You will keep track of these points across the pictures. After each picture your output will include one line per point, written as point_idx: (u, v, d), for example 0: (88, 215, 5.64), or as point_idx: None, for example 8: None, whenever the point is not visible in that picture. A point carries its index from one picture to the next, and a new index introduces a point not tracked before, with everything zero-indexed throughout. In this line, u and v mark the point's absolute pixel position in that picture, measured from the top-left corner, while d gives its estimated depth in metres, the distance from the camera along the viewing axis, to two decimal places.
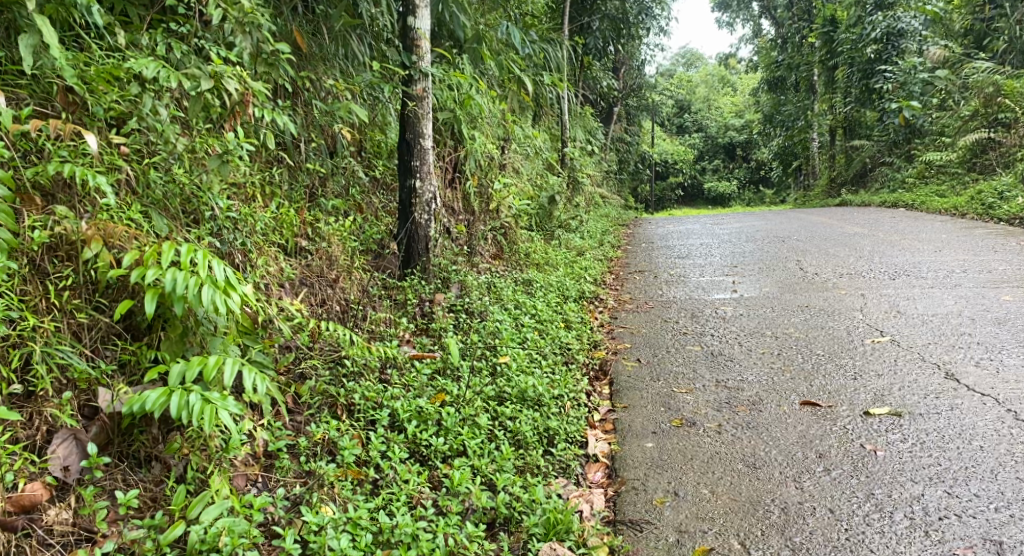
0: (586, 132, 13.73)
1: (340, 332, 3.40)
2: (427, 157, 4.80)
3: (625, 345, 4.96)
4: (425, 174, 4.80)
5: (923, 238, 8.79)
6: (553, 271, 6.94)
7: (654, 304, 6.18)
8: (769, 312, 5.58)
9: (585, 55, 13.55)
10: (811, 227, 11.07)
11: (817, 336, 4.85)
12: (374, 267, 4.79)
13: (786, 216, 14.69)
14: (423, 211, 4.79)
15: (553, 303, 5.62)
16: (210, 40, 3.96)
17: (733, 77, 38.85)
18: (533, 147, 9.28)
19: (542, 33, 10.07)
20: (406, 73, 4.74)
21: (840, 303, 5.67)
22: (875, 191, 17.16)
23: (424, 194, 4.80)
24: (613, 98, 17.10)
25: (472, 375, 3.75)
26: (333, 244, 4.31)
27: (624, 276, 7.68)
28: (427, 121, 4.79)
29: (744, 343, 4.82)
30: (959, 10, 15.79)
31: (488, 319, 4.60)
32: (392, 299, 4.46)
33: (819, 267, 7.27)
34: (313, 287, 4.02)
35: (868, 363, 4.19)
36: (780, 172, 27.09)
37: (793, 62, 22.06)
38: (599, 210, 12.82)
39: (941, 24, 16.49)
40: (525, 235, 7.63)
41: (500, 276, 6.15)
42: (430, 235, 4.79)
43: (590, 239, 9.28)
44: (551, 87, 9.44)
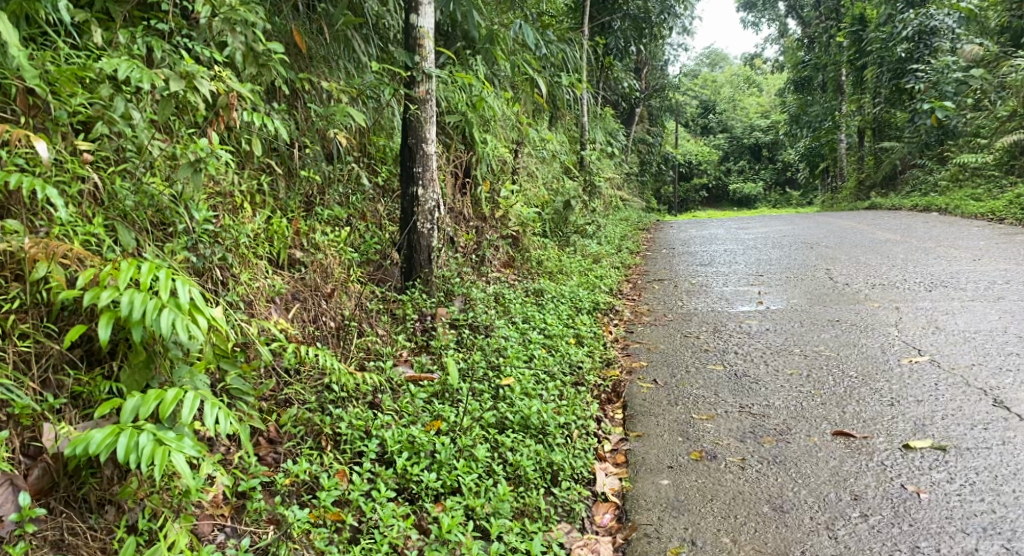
0: (606, 134, 13.41)
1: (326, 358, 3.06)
2: (431, 163, 4.55)
3: (641, 363, 4.65)
4: (428, 181, 4.54)
5: (959, 245, 8.38)
6: (567, 280, 6.64)
7: (673, 317, 5.86)
8: (796, 327, 5.24)
9: (606, 55, 13.23)
10: (840, 233, 10.67)
11: (849, 355, 4.51)
12: (374, 279, 4.55)
13: (813, 220, 14.26)
14: (426, 220, 4.55)
15: (565, 316, 5.33)
16: (197, 39, 3.71)
17: (759, 78, 38.27)
18: (549, 151, 9.00)
19: (560, 33, 9.78)
20: (408, 74, 4.48)
21: (873, 318, 5.32)
22: (906, 194, 16.68)
23: (427, 201, 4.55)
24: (634, 99, 16.76)
25: (472, 400, 3.47)
26: (329, 255, 4.03)
27: (642, 285, 7.37)
28: (431, 125, 4.53)
29: (770, 363, 4.49)
30: (994, 8, 15.27)
31: (493, 335, 4.32)
32: (391, 315, 4.20)
33: (849, 277, 6.91)
34: (305, 302, 3.75)
35: (906, 387, 3.85)
36: (806, 173, 26.54)
37: (820, 62, 21.57)
38: (619, 214, 12.50)
39: (976, 22, 15.99)
40: (539, 242, 7.34)
41: (510, 287, 5.87)
42: (434, 245, 4.54)
43: (608, 245, 8.97)
44: (569, 88, 9.16)
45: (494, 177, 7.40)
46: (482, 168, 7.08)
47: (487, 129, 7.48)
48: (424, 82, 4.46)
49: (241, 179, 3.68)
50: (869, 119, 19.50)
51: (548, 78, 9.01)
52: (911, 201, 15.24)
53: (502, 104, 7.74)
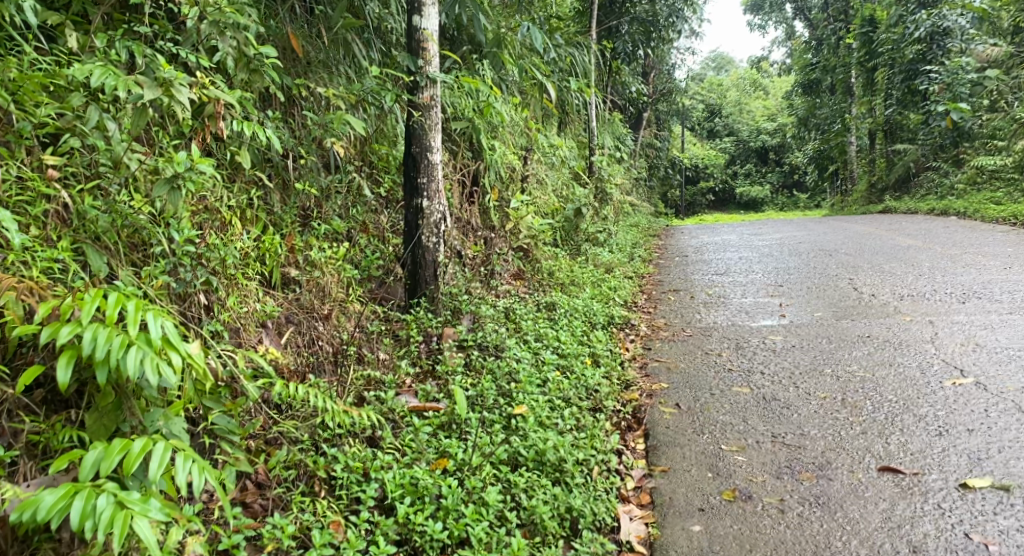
0: (615, 139, 13.12)
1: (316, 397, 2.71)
2: (436, 173, 4.26)
3: (662, 385, 4.34)
4: (433, 192, 4.26)
5: (985, 252, 8.06)
6: (580, 292, 6.36)
7: (692, 332, 5.56)
8: (825, 343, 4.93)
9: (613, 59, 12.97)
10: (859, 239, 10.35)
11: (885, 376, 4.20)
12: (375, 298, 4.27)
13: (827, 225, 13.93)
14: (431, 234, 4.26)
15: (579, 333, 5.03)
16: (183, 44, 3.44)
17: (766, 81, 37.96)
18: (558, 157, 8.71)
19: (568, 36, 9.51)
20: (410, 79, 4.19)
21: (906, 333, 5.01)
22: (921, 197, 16.34)
23: (431, 214, 4.26)
24: (643, 103, 16.48)
25: (481, 432, 3.18)
26: (326, 274, 3.75)
27: (658, 296, 7.06)
28: (437, 133, 4.24)
29: (800, 384, 4.18)
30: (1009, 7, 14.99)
31: (504, 358, 4.03)
32: (395, 337, 3.91)
33: (875, 287, 6.60)
34: (300, 325, 3.47)
35: (953, 415, 3.58)
36: (816, 177, 26.20)
37: (829, 64, 21.27)
38: (629, 220, 12.20)
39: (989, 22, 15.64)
40: (549, 253, 7.06)
41: (520, 302, 5.58)
42: (440, 261, 4.26)
43: (620, 254, 8.67)
44: (578, 93, 8.88)
45: (502, 185, 7.12)
46: (490, 176, 6.84)
47: (494, 135, 7.20)
48: (429, 87, 4.18)
49: (230, 194, 3.41)
50: (880, 121, 19.17)
51: (556, 82, 8.73)
52: (927, 204, 14.89)
53: (509, 110, 7.47)
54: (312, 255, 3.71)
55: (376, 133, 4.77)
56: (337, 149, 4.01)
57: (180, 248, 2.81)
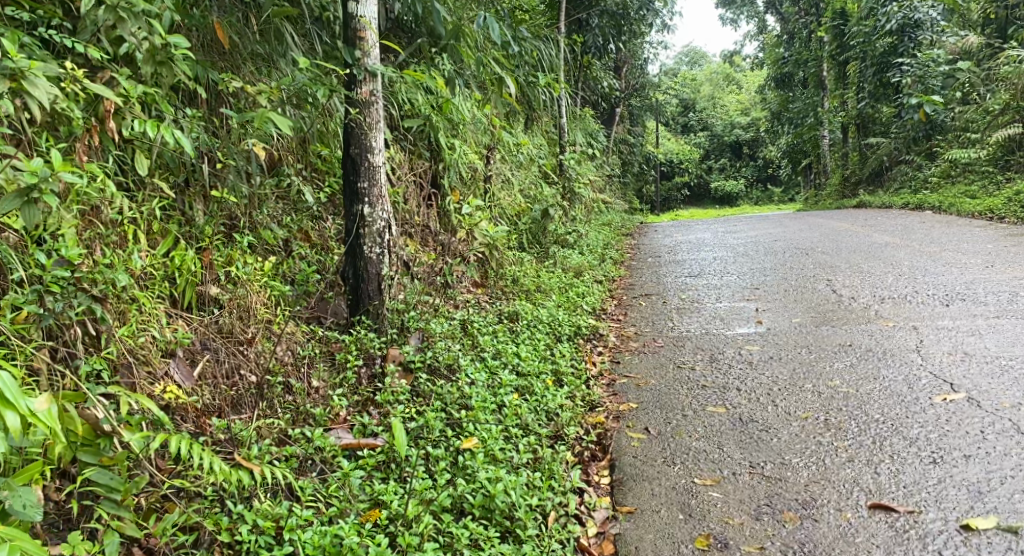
0: (587, 135, 12.79)
1: (199, 455, 2.35)
2: (380, 176, 3.87)
3: (631, 406, 3.98)
4: (376, 197, 3.86)
5: (965, 248, 7.82)
6: (545, 299, 6.01)
7: (663, 342, 5.22)
8: (804, 354, 4.60)
9: (584, 53, 12.63)
10: (835, 235, 10.10)
11: (870, 391, 3.88)
12: (314, 316, 3.87)
13: (802, 221, 13.71)
14: (374, 243, 3.87)
15: (542, 348, 4.67)
16: (83, 34, 3.03)
17: (737, 75, 37.86)
18: (526, 155, 8.36)
19: (535, 30, 9.15)
20: (348, 72, 3.80)
21: (890, 342, 4.69)
22: (894, 191, 16.16)
23: (374, 221, 3.86)
24: (616, 98, 16.15)
25: (422, 474, 2.83)
26: (253, 293, 3.36)
27: (629, 301, 6.72)
28: (380, 132, 3.85)
29: (780, 403, 3.85)
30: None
31: (455, 382, 3.67)
32: (330, 360, 3.54)
33: (854, 288, 6.30)
34: (218, 352, 3.09)
35: (945, 436, 3.28)
36: (789, 171, 26.10)
37: (801, 58, 21.12)
38: (601, 219, 11.87)
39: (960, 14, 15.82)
40: (514, 257, 6.69)
41: (480, 314, 5.21)
42: (385, 274, 3.87)
43: (590, 256, 8.33)
44: (546, 89, 8.53)
45: (464, 186, 6.74)
46: (449, 177, 6.50)
47: (455, 134, 6.83)
48: (368, 81, 3.79)
49: (132, 205, 3.02)
50: (853, 115, 19.01)
51: (522, 77, 8.37)
52: (901, 198, 14.69)
53: (471, 107, 7.10)
54: (235, 271, 3.33)
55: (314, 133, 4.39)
56: (258, 154, 3.54)
57: (46, 273, 2.48)
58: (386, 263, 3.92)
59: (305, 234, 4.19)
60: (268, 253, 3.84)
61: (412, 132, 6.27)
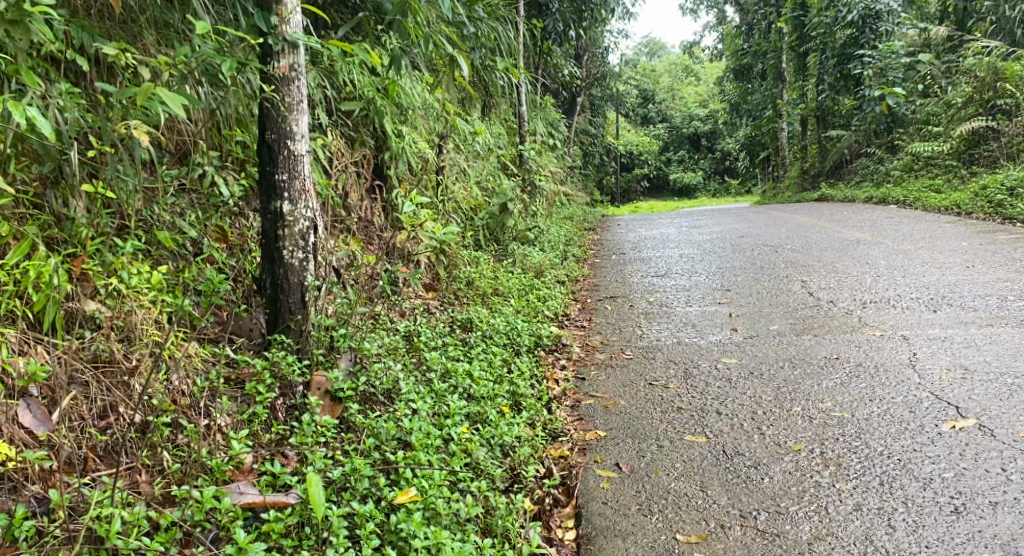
0: (547, 124, 12.30)
1: None
2: (303, 167, 3.33)
3: (598, 434, 3.47)
4: (297, 193, 3.32)
5: (941, 245, 7.48)
6: (503, 305, 5.50)
7: (632, 353, 4.73)
8: (787, 370, 4.13)
9: (544, 40, 12.10)
10: (803, 231, 9.75)
11: (868, 417, 3.41)
12: (220, 333, 3.33)
13: (766, 215, 13.39)
14: (296, 247, 3.33)
15: (497, 364, 4.16)
16: None
17: (696, 67, 37.79)
18: (483, 145, 7.83)
19: (492, 11, 8.60)
20: (261, 43, 3.25)
21: (880, 354, 4.25)
22: (856, 184, 15.91)
23: (297, 221, 3.32)
24: (576, 87, 15.68)
25: (342, 541, 2.33)
26: (141, 313, 2.80)
27: (593, 305, 6.22)
28: (303, 116, 3.32)
29: (768, 431, 3.35)
30: None
31: (392, 414, 3.15)
32: (238, 393, 3.00)
33: (832, 290, 5.89)
34: (87, 387, 2.55)
35: (964, 475, 2.84)
36: (747, 163, 25.97)
37: (761, 49, 20.89)
38: (562, 213, 11.40)
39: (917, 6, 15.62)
40: (468, 256, 6.16)
41: (430, 324, 4.68)
42: (310, 284, 3.33)
43: (552, 253, 7.85)
44: (504, 74, 7.99)
45: (416, 178, 6.20)
46: (398, 168, 5.97)
47: (404, 121, 6.28)
48: (287, 56, 3.26)
49: None
50: (813, 107, 18.79)
51: (478, 61, 7.82)
52: (863, 192, 14.43)
53: (422, 91, 6.54)
54: (122, 279, 2.75)
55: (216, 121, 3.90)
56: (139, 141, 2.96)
57: None
58: (312, 269, 3.38)
59: (221, 237, 3.81)
60: (158, 261, 3.29)
61: (356, 118, 5.73)
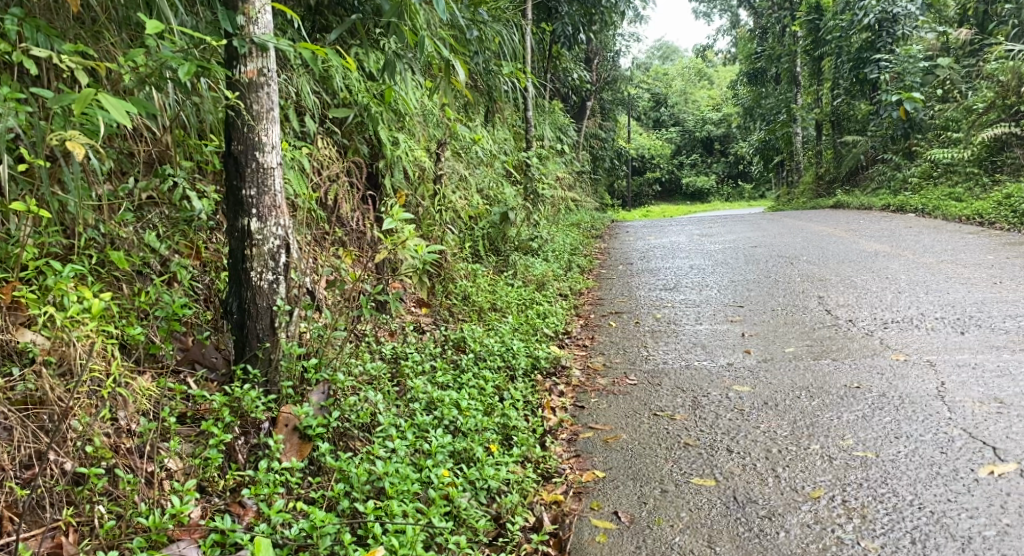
0: (555, 129, 12.02)
1: None
2: (274, 180, 3.05)
3: (596, 475, 3.19)
4: (268, 209, 3.03)
5: (964, 258, 7.14)
6: (500, 322, 5.21)
7: (636, 377, 4.42)
8: (804, 400, 3.80)
9: (553, 43, 11.82)
10: (818, 241, 9.41)
11: (895, 457, 3.09)
12: (181, 362, 3.05)
13: (779, 223, 13.06)
14: (266, 267, 3.04)
15: (489, 392, 3.88)
16: None
17: (708, 71, 37.48)
18: (486, 151, 7.56)
19: (496, 13, 8.34)
20: (226, 44, 2.97)
21: (906, 382, 3.92)
22: (872, 191, 15.52)
23: (266, 239, 3.03)
24: (586, 91, 15.41)
25: None
26: (79, 354, 2.46)
27: (597, 321, 5.92)
28: (273, 125, 3.04)
29: (783, 474, 3.04)
30: None
31: (366, 455, 2.87)
32: (195, 431, 2.74)
33: (850, 307, 5.56)
34: (11, 429, 2.34)
35: (1003, 535, 2.56)
36: (760, 168, 25.59)
37: (774, 53, 20.54)
38: (569, 219, 11.11)
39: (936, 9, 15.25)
40: (466, 269, 5.88)
41: (420, 345, 4.41)
42: (280, 308, 3.04)
43: (555, 264, 7.56)
44: (507, 79, 7.72)
45: (412, 187, 5.92)
46: (393, 177, 5.71)
47: (400, 127, 6.03)
48: (255, 59, 2.98)
49: None
50: (827, 111, 18.42)
51: (480, 64, 7.53)
52: (879, 200, 14.05)
53: (420, 96, 6.28)
54: (63, 303, 2.53)
55: (185, 129, 3.66)
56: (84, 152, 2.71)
57: None
58: (284, 291, 3.09)
59: (194, 249, 3.57)
60: (112, 282, 3.03)
61: (349, 125, 5.48)
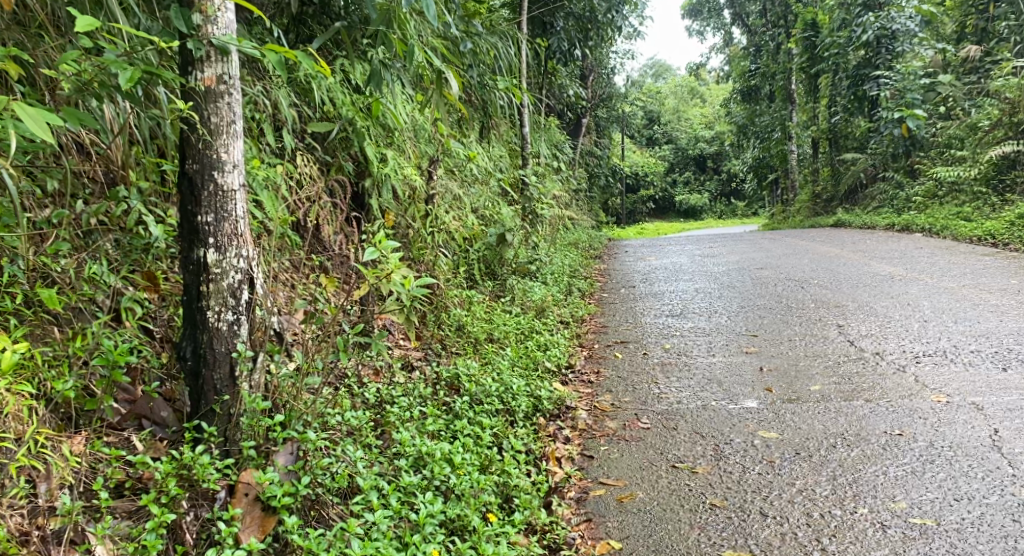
0: (551, 146, 11.63)
1: None
2: (237, 205, 2.63)
3: (611, 547, 2.86)
4: (228, 238, 2.61)
5: (986, 283, 6.74)
6: (497, 355, 4.78)
7: (650, 418, 3.99)
8: (840, 451, 3.38)
9: (549, 59, 11.46)
10: (826, 263, 9.01)
11: (959, 528, 2.74)
12: (124, 418, 2.62)
13: (781, 242, 12.68)
14: (225, 306, 2.61)
15: (483, 443, 3.44)
16: None
17: (701, 89, 37.30)
18: (481, 169, 7.14)
19: (490, 25, 7.95)
20: (178, 47, 2.54)
21: (952, 428, 3.50)
22: (873, 209, 15.16)
23: (226, 273, 2.61)
24: (581, 107, 15.03)
25: None
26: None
27: (601, 351, 5.49)
28: (236, 141, 2.62)
29: (833, 548, 2.70)
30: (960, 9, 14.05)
31: (341, 531, 2.45)
32: (133, 506, 2.32)
33: (875, 337, 5.14)
34: None
35: None
36: (756, 186, 25.28)
37: (769, 70, 20.25)
38: (567, 239, 10.71)
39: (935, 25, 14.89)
40: (460, 296, 5.46)
41: (408, 385, 3.98)
42: (241, 354, 2.61)
43: (555, 288, 7.14)
44: (503, 94, 7.32)
45: (401, 207, 5.49)
46: (382, 196, 5.30)
47: (388, 144, 5.62)
48: (212, 63, 2.55)
49: None
50: (824, 129, 18.12)
51: (475, 78, 7.14)
52: (883, 218, 13.66)
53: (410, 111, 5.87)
54: None
55: (141, 146, 3.26)
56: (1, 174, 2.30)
57: None
58: (246, 333, 2.67)
59: (151, 279, 3.15)
60: (38, 327, 2.70)
61: (332, 141, 5.07)
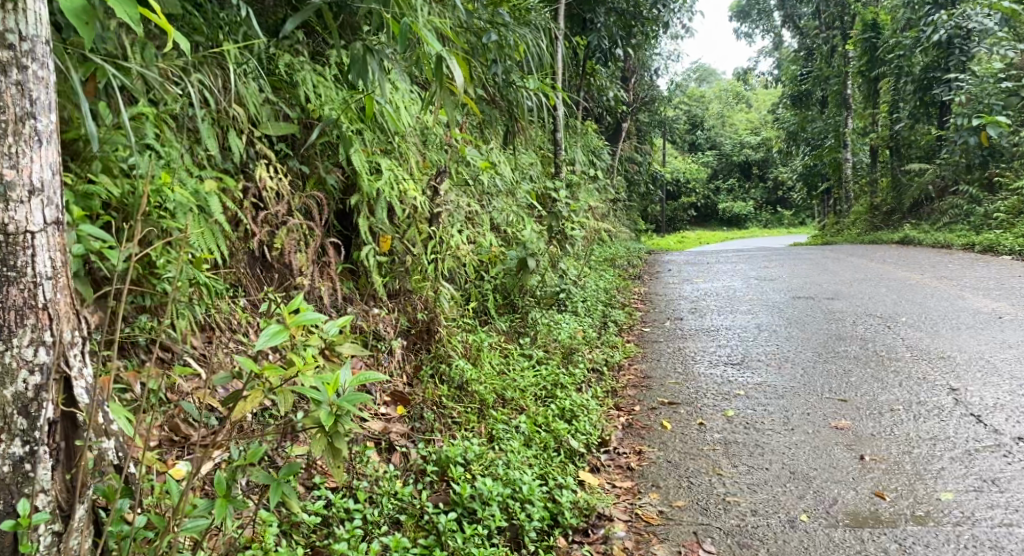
0: (587, 152, 10.49)
1: None
2: (36, 257, 1.78)
3: None
4: (17, 314, 1.75)
5: None
6: (508, 424, 3.68)
7: (719, 544, 2.85)
8: None
9: (587, 58, 10.29)
10: (907, 293, 7.69)
11: None
12: None
13: (845, 262, 11.35)
14: (10, 433, 1.75)
15: None
16: None
17: (746, 95, 35.89)
18: (502, 180, 6.03)
19: (517, 13, 6.82)
20: None
21: None
22: (943, 225, 13.67)
23: (12, 376, 1.75)
24: (621, 112, 13.82)
25: None
26: None
27: (644, 418, 4.29)
28: (34, 146, 1.77)
29: None
30: None
31: None
32: None
33: (1012, 412, 3.88)
34: None
35: None
36: (804, 196, 23.83)
37: (823, 74, 18.81)
38: (603, 256, 9.56)
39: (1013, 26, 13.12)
40: (466, 341, 4.37)
41: (378, 482, 2.92)
42: (25, 517, 1.73)
43: (586, 321, 5.99)
44: (532, 94, 6.17)
45: (397, 228, 4.38)
46: (373, 215, 4.19)
47: (386, 151, 4.52)
48: None
49: None
50: (885, 136, 16.69)
51: (498, 74, 6.02)
52: (958, 236, 12.20)
53: (415, 110, 4.77)
54: None
55: None
56: None
57: None
58: (53, 473, 1.81)
59: None
60: None
61: (311, 146, 3.99)
